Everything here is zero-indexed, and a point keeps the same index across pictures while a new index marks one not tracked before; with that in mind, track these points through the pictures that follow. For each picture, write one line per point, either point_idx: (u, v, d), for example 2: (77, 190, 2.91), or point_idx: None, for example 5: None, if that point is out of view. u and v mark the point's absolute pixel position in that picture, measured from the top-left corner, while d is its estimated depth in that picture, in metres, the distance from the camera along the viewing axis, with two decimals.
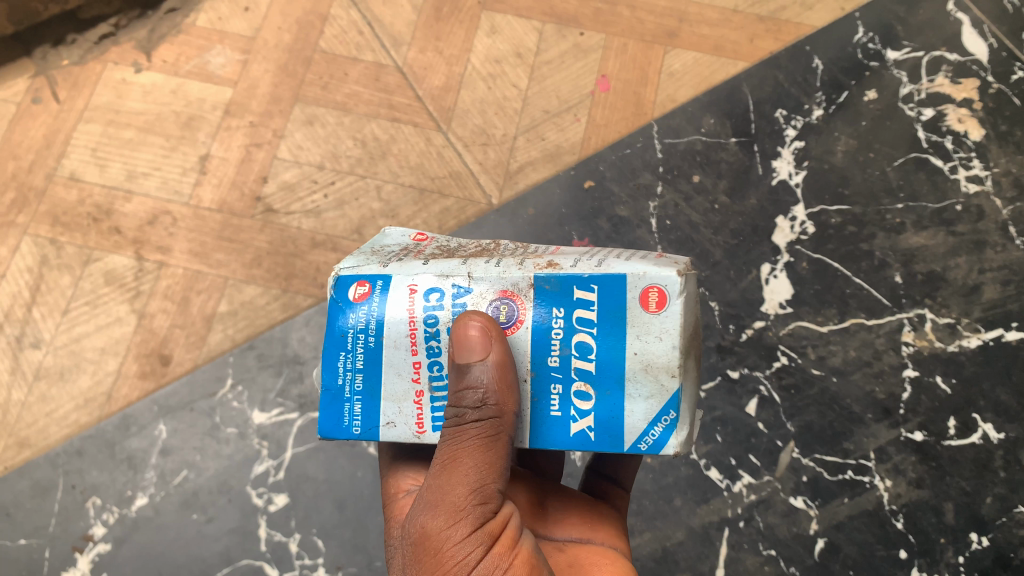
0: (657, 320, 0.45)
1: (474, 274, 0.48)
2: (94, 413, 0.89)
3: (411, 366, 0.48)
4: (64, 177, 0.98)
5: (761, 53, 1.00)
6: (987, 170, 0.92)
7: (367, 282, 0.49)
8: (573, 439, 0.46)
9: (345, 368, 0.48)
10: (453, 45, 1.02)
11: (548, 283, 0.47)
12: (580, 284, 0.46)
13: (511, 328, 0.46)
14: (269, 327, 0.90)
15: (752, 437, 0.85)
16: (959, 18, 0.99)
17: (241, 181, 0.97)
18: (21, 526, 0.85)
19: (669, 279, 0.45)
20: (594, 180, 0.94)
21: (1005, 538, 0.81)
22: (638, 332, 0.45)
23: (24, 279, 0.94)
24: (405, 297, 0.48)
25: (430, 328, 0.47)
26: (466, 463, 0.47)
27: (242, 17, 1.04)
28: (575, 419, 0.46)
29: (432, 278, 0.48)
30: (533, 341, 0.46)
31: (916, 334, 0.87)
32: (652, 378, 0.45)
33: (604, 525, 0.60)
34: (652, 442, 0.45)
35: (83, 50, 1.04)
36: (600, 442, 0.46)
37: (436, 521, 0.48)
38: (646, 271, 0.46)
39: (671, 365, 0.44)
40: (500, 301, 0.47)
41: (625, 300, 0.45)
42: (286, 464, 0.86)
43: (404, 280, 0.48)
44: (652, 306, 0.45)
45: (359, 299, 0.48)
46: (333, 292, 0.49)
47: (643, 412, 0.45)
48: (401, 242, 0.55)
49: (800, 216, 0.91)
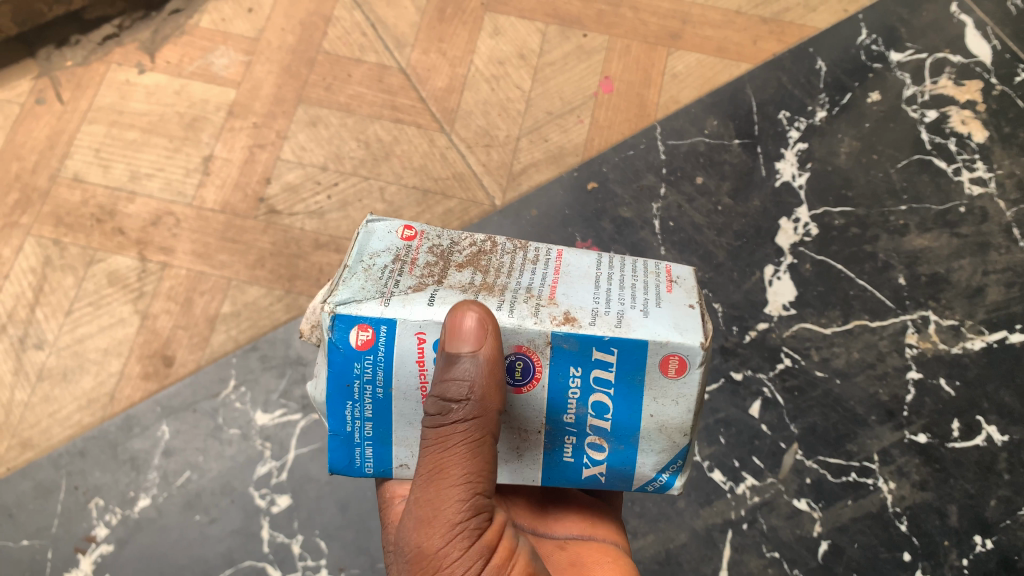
0: (675, 385, 0.46)
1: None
2: (96, 414, 0.89)
3: (422, 416, 0.48)
4: (68, 178, 0.98)
5: (765, 54, 1.00)
6: (990, 172, 0.92)
7: (369, 327, 0.45)
8: (585, 480, 0.49)
9: (353, 417, 0.48)
10: (456, 46, 1.02)
11: (565, 341, 0.45)
12: (599, 347, 0.45)
13: (526, 386, 0.47)
14: (272, 329, 0.90)
15: (755, 439, 0.85)
16: (962, 20, 0.99)
17: (244, 182, 0.97)
18: (23, 527, 0.85)
19: (691, 348, 0.45)
20: (597, 182, 0.94)
21: (1009, 541, 0.81)
22: (655, 395, 0.46)
23: (27, 280, 0.94)
24: (412, 350, 0.46)
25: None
26: (453, 471, 0.46)
27: (245, 18, 1.04)
28: (588, 466, 0.49)
29: (441, 326, 0.46)
30: (550, 398, 0.47)
31: (919, 336, 0.87)
32: (665, 436, 0.47)
33: (605, 521, 0.60)
34: (658, 484, 0.49)
35: (86, 52, 1.04)
36: (610, 483, 0.49)
37: (431, 538, 0.47)
38: (669, 339, 0.45)
39: (684, 426, 0.47)
40: (515, 358, 0.46)
41: (644, 364, 0.45)
42: (288, 466, 0.86)
43: (410, 327, 0.46)
44: (671, 372, 0.45)
45: (362, 349, 0.46)
46: (332, 337, 0.46)
47: (653, 462, 0.48)
48: (389, 243, 0.51)
49: (803, 218, 0.91)
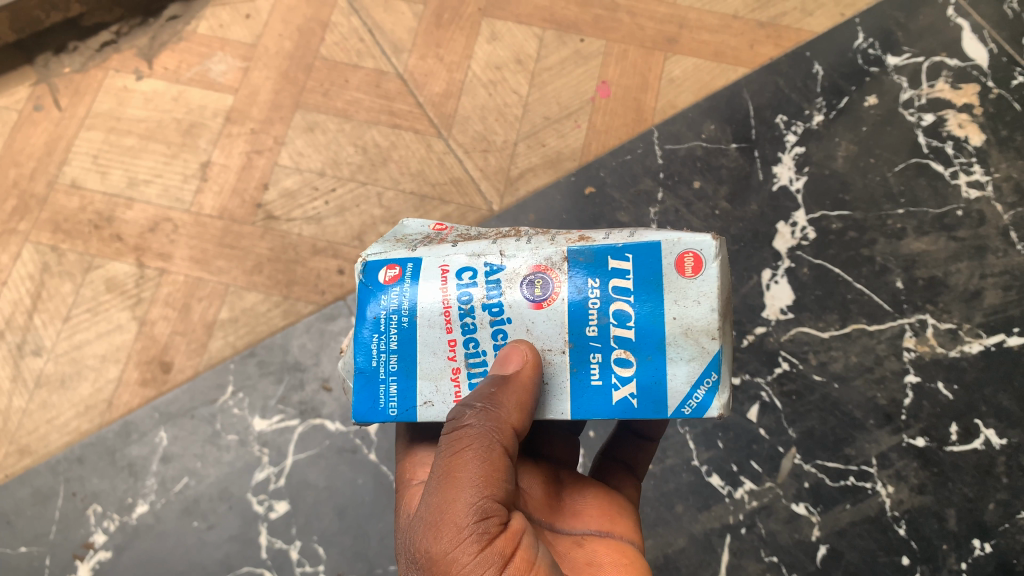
0: (694, 284, 0.45)
1: (506, 252, 0.48)
2: (94, 420, 0.89)
3: (446, 344, 0.48)
4: (66, 184, 0.98)
5: (761, 59, 1.00)
6: (987, 176, 0.92)
7: (397, 264, 0.49)
8: (616, 407, 0.46)
9: (378, 349, 0.48)
10: (453, 52, 1.02)
11: (580, 255, 0.47)
12: (614, 255, 0.47)
13: (548, 301, 0.47)
14: (270, 334, 0.90)
15: (754, 443, 0.84)
16: (959, 23, 0.99)
17: (242, 188, 0.97)
18: (22, 534, 0.85)
19: (704, 243, 0.45)
20: (594, 187, 0.94)
21: (1008, 545, 0.81)
22: (676, 297, 0.45)
23: (25, 286, 0.94)
24: (436, 278, 0.48)
25: (464, 305, 0.48)
26: (468, 479, 0.46)
27: (243, 25, 1.04)
28: (616, 387, 0.46)
29: (463, 258, 0.49)
30: (570, 311, 0.46)
31: (917, 340, 0.87)
32: (693, 342, 0.45)
33: (623, 518, 0.59)
34: (695, 405, 0.45)
35: (85, 58, 1.04)
36: (642, 408, 0.46)
37: (437, 541, 0.45)
38: (680, 237, 0.46)
39: (711, 328, 0.45)
40: (534, 277, 0.47)
41: (660, 266, 0.46)
42: (286, 471, 0.86)
43: (434, 261, 0.49)
44: (688, 271, 0.45)
45: (390, 280, 0.49)
46: (363, 276, 0.50)
47: (685, 375, 0.45)
48: (423, 228, 0.55)
49: (801, 222, 0.91)
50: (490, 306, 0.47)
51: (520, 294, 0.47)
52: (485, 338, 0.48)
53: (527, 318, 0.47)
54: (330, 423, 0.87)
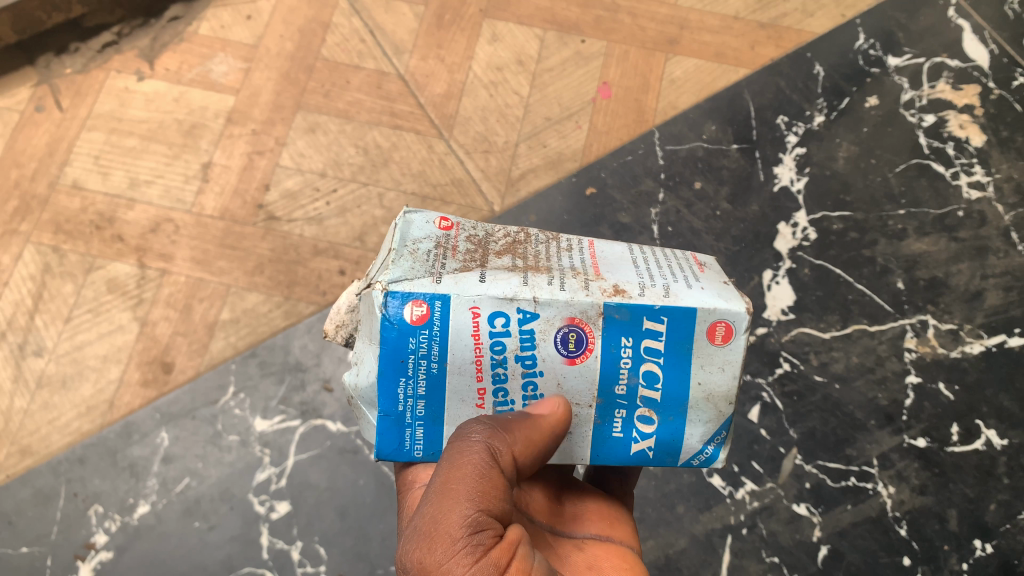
0: (721, 352, 0.47)
1: (540, 299, 0.46)
2: (96, 421, 0.89)
3: (476, 393, 0.48)
4: (68, 184, 0.98)
5: (762, 60, 1.00)
6: (988, 176, 0.92)
7: (423, 302, 0.46)
8: (634, 457, 0.49)
9: (406, 395, 0.48)
10: (454, 53, 1.02)
11: (617, 312, 0.46)
12: (650, 316, 0.46)
13: (581, 356, 0.47)
14: (271, 335, 0.90)
15: (756, 443, 0.84)
16: (960, 24, 0.99)
17: (243, 188, 0.97)
18: (23, 534, 0.85)
19: (739, 316, 0.46)
20: (595, 187, 0.94)
21: (1009, 545, 0.81)
22: (702, 362, 0.47)
23: (27, 287, 0.94)
24: (468, 324, 0.46)
25: (497, 355, 0.47)
26: (465, 491, 0.46)
27: (244, 25, 1.05)
28: (637, 441, 0.49)
29: (495, 300, 0.46)
30: (601, 369, 0.47)
31: (918, 340, 0.87)
32: (712, 406, 0.48)
33: (621, 525, 0.59)
34: (704, 458, 0.50)
35: (86, 59, 1.04)
36: (658, 458, 0.49)
37: (430, 552, 0.45)
38: (716, 305, 0.47)
39: (729, 394, 0.48)
40: (568, 329, 0.46)
41: (693, 332, 0.47)
42: (288, 472, 0.86)
43: (464, 301, 0.46)
44: (718, 339, 0.47)
45: (417, 323, 0.46)
46: (387, 314, 0.46)
47: (700, 434, 0.49)
48: (428, 232, 0.51)
49: (802, 222, 0.91)
50: (523, 359, 0.47)
51: (553, 347, 0.47)
52: (515, 390, 0.48)
53: (559, 373, 0.47)
54: (332, 424, 0.87)
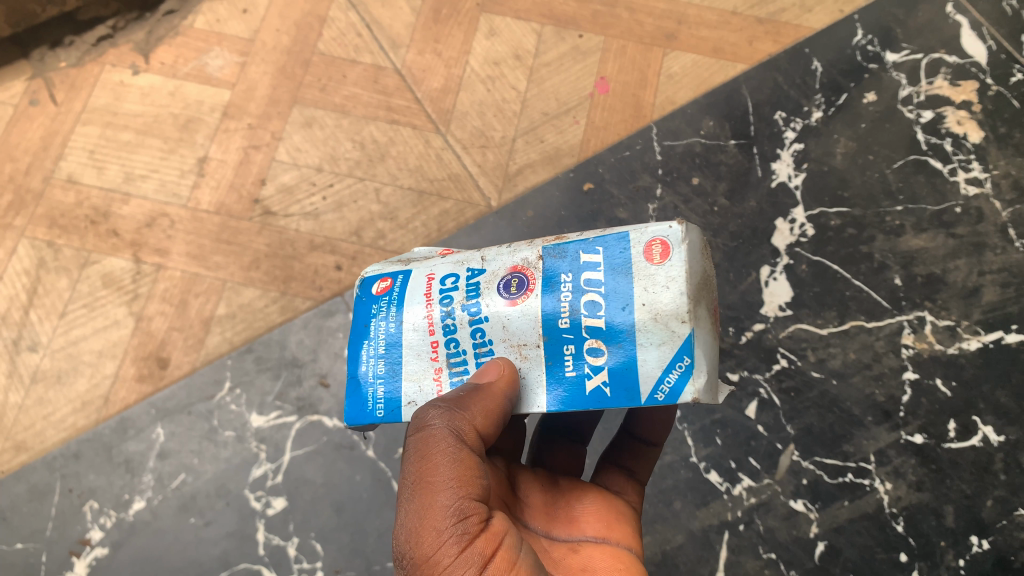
0: (662, 270, 0.45)
1: (486, 256, 0.51)
2: (91, 416, 0.88)
3: (429, 346, 0.50)
4: (62, 179, 0.98)
5: (760, 55, 1.00)
6: (985, 173, 0.92)
7: (389, 277, 0.53)
8: (590, 397, 0.46)
9: (368, 355, 0.51)
10: (451, 47, 1.02)
11: (554, 254, 0.49)
12: (586, 249, 0.48)
13: (523, 296, 0.48)
14: (267, 330, 0.90)
15: (753, 440, 0.84)
16: (958, 20, 0.99)
17: (239, 183, 0.97)
18: (18, 530, 0.85)
19: (670, 230, 0.46)
20: (593, 183, 0.94)
21: (1006, 541, 0.81)
22: (644, 283, 0.46)
23: (22, 281, 0.94)
24: (422, 286, 0.51)
25: (445, 307, 0.50)
26: (442, 482, 0.46)
27: (239, 19, 1.04)
28: (590, 376, 0.46)
29: (447, 265, 0.52)
30: (543, 304, 0.48)
31: (915, 336, 0.87)
32: (663, 326, 0.45)
33: (621, 525, 0.59)
34: (668, 391, 0.44)
35: (80, 52, 1.03)
36: (616, 396, 0.45)
37: (420, 547, 0.45)
38: (647, 227, 0.47)
39: (680, 311, 0.44)
40: (512, 276, 0.49)
41: (628, 255, 0.47)
42: (284, 468, 0.85)
43: (422, 271, 0.52)
44: (656, 258, 0.46)
45: (381, 292, 0.53)
46: (359, 290, 0.54)
47: (656, 359, 0.45)
48: (427, 252, 0.59)
49: (799, 218, 0.91)
50: (468, 306, 0.49)
51: (496, 293, 0.49)
52: (465, 338, 0.49)
53: (503, 315, 0.48)
54: (328, 420, 0.87)
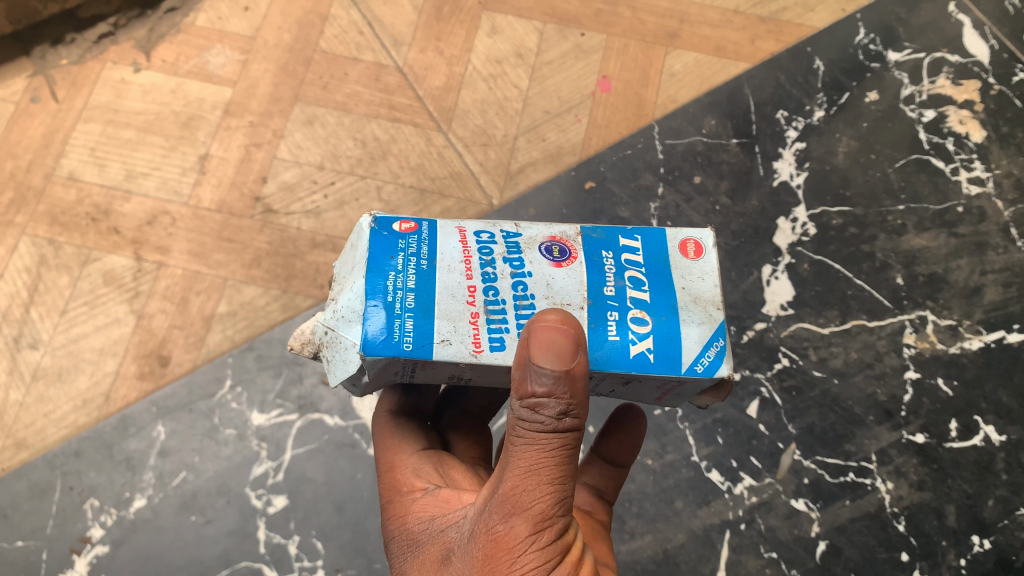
0: (697, 264, 0.51)
1: (520, 224, 0.52)
2: (92, 414, 0.88)
3: (466, 289, 0.47)
4: (63, 177, 0.97)
5: (762, 54, 1.00)
6: (988, 172, 0.92)
7: (412, 220, 0.51)
8: (633, 361, 0.47)
9: (395, 286, 0.47)
10: (453, 45, 1.02)
11: (593, 233, 0.52)
12: (625, 235, 0.52)
13: (567, 261, 0.50)
14: (269, 328, 0.90)
15: (754, 439, 0.84)
16: (961, 19, 0.99)
17: (240, 181, 0.97)
18: (18, 528, 0.84)
19: (703, 235, 0.52)
20: (595, 181, 0.94)
21: (1007, 541, 0.81)
22: (682, 273, 0.50)
23: (22, 279, 0.93)
24: (454, 234, 0.50)
25: (486, 257, 0.49)
26: (556, 472, 0.46)
27: (241, 17, 1.04)
28: (634, 342, 0.47)
29: (479, 223, 0.51)
30: (588, 272, 0.49)
31: (917, 336, 0.87)
32: (701, 308, 0.49)
33: (598, 543, 0.61)
34: (707, 365, 0.47)
35: (82, 50, 1.03)
36: (659, 364, 0.47)
37: (519, 527, 0.46)
38: (681, 229, 0.53)
39: (716, 299, 0.50)
40: (551, 244, 0.51)
41: (666, 248, 0.51)
42: (285, 466, 0.85)
43: (450, 224, 0.51)
44: (691, 253, 0.51)
45: (406, 231, 0.50)
46: (376, 225, 0.50)
47: (696, 336, 0.48)
48: None
49: (801, 218, 0.91)
50: (511, 260, 0.49)
51: (539, 254, 0.50)
52: (505, 289, 0.48)
53: (547, 274, 0.49)
54: (329, 418, 0.87)
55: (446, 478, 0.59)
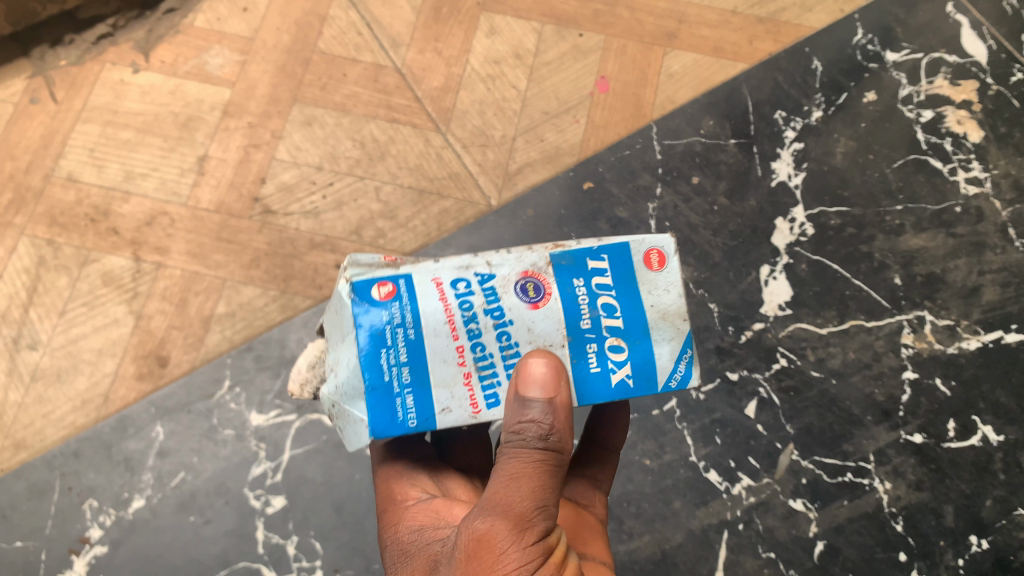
0: (662, 276, 0.51)
1: (492, 262, 0.50)
2: (91, 414, 0.88)
3: (455, 351, 0.48)
4: (62, 177, 0.98)
5: (760, 54, 1.00)
6: (985, 172, 0.92)
7: (388, 280, 0.49)
8: (615, 390, 0.49)
9: (389, 363, 0.47)
10: (451, 46, 1.02)
11: (562, 259, 0.50)
12: (591, 256, 0.51)
13: (543, 301, 0.49)
14: (267, 329, 0.90)
15: (752, 439, 0.84)
16: (958, 20, 0.99)
17: (239, 182, 0.97)
18: (17, 528, 0.84)
19: (664, 242, 0.51)
20: (593, 182, 0.94)
21: (1005, 541, 0.81)
22: (649, 288, 0.50)
23: (21, 280, 0.94)
24: (432, 290, 0.49)
25: (466, 311, 0.49)
26: (538, 480, 0.47)
27: (240, 18, 1.04)
28: (613, 371, 0.49)
29: (452, 269, 0.50)
30: (565, 308, 0.49)
31: (915, 336, 0.87)
32: (670, 323, 0.50)
33: (595, 540, 0.61)
34: (679, 379, 0.49)
35: (81, 51, 1.03)
36: (639, 387, 0.49)
37: (501, 527, 0.46)
38: (643, 237, 0.52)
39: (682, 311, 0.50)
40: (525, 281, 0.50)
41: (631, 263, 0.51)
42: (283, 466, 0.85)
43: (426, 275, 0.50)
44: (655, 265, 0.51)
45: (385, 297, 0.48)
46: (355, 296, 0.48)
47: (669, 352, 0.49)
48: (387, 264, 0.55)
49: (799, 218, 0.91)
50: (491, 311, 0.49)
51: (516, 297, 0.49)
52: (490, 342, 0.49)
53: (527, 318, 0.49)
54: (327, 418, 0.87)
55: (441, 488, 0.60)
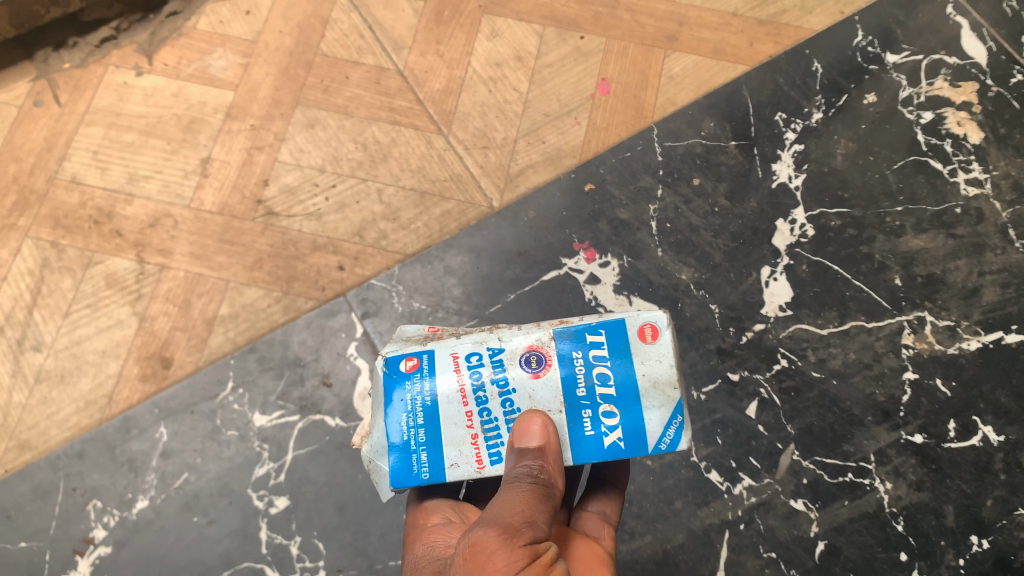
0: (654, 348, 0.54)
1: (504, 336, 0.55)
2: (95, 415, 0.89)
3: (464, 416, 0.54)
4: (66, 179, 0.98)
5: (760, 56, 1.00)
6: (986, 173, 0.93)
7: (413, 354, 0.56)
8: (607, 451, 0.53)
9: (407, 426, 0.54)
10: (453, 48, 1.02)
11: (564, 334, 0.55)
12: (590, 331, 0.55)
13: (543, 370, 0.54)
14: (270, 330, 0.91)
15: (753, 439, 0.85)
16: (958, 22, 0.99)
17: (242, 184, 0.97)
18: (22, 529, 0.85)
19: (658, 316, 0.55)
20: (594, 183, 0.94)
21: (1006, 541, 0.81)
22: (641, 359, 0.54)
23: (25, 282, 0.94)
24: (449, 363, 0.55)
25: (476, 381, 0.54)
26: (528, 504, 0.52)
27: (242, 21, 1.04)
28: (605, 434, 0.53)
29: (468, 344, 0.55)
30: (562, 377, 0.54)
31: (915, 336, 0.87)
32: (661, 391, 0.53)
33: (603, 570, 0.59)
34: (669, 443, 0.52)
35: (84, 54, 1.04)
36: (630, 449, 0.52)
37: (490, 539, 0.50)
38: (639, 312, 0.55)
39: (672, 380, 0.53)
40: (530, 353, 0.54)
41: (626, 336, 0.54)
42: (286, 466, 0.86)
43: (445, 350, 0.55)
44: (648, 338, 0.54)
45: (410, 369, 0.55)
46: (386, 366, 0.55)
47: (659, 418, 0.53)
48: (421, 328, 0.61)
49: (800, 219, 0.92)
50: (497, 380, 0.54)
51: (520, 367, 0.54)
52: (496, 407, 0.54)
53: (528, 386, 0.54)
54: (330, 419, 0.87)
55: (461, 514, 0.62)
